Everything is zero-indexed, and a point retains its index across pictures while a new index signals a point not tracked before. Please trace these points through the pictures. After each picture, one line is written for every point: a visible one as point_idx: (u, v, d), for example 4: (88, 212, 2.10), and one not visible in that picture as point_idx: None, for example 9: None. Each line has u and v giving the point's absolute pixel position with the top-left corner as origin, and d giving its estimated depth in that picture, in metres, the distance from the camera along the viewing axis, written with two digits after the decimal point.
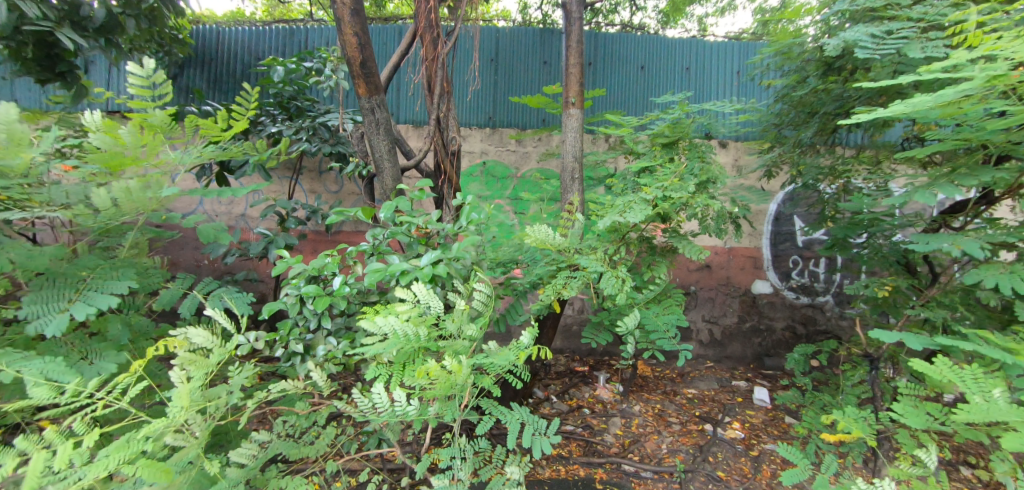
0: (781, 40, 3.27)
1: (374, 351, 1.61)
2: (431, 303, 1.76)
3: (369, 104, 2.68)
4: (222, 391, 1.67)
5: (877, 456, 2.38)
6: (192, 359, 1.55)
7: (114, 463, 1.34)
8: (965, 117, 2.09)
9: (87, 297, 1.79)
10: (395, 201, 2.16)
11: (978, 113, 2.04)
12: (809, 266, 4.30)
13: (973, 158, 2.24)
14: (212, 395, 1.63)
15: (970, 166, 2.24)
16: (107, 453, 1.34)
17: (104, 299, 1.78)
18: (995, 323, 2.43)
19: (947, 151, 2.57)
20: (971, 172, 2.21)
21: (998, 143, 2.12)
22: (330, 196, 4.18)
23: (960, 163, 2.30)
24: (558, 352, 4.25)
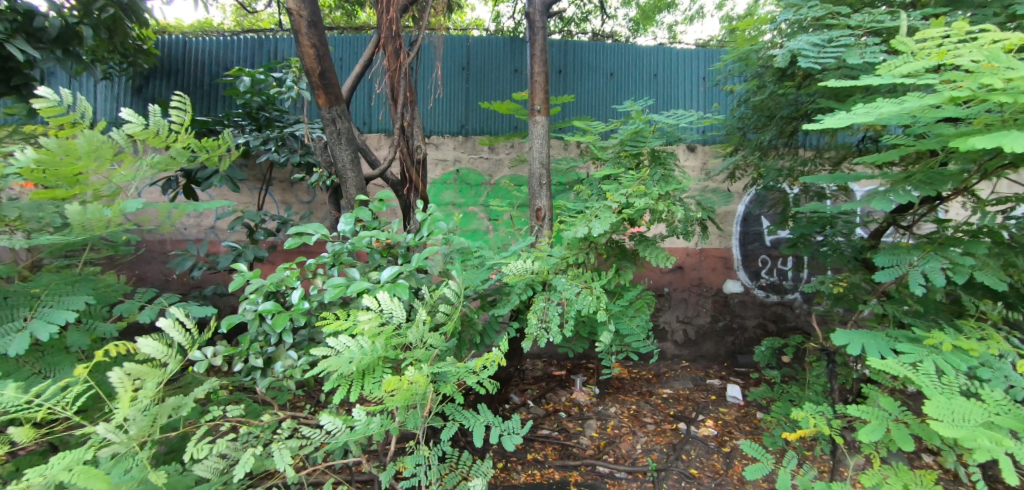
0: (741, 46, 3.39)
1: (333, 359, 1.63)
2: (390, 316, 1.79)
3: (330, 115, 2.67)
4: (177, 401, 1.64)
5: (838, 447, 2.46)
6: (141, 368, 1.52)
7: (59, 475, 1.32)
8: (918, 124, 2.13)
9: (43, 315, 1.74)
10: (355, 212, 2.21)
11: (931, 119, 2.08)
12: (777, 265, 4.42)
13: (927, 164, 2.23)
14: (167, 406, 1.60)
15: (924, 172, 2.23)
16: (50, 461, 1.36)
17: (61, 314, 1.75)
18: (944, 317, 2.54)
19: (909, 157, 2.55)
20: (925, 178, 2.20)
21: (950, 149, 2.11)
22: (302, 207, 4.15)
23: (914, 168, 2.29)
24: (535, 357, 4.28)
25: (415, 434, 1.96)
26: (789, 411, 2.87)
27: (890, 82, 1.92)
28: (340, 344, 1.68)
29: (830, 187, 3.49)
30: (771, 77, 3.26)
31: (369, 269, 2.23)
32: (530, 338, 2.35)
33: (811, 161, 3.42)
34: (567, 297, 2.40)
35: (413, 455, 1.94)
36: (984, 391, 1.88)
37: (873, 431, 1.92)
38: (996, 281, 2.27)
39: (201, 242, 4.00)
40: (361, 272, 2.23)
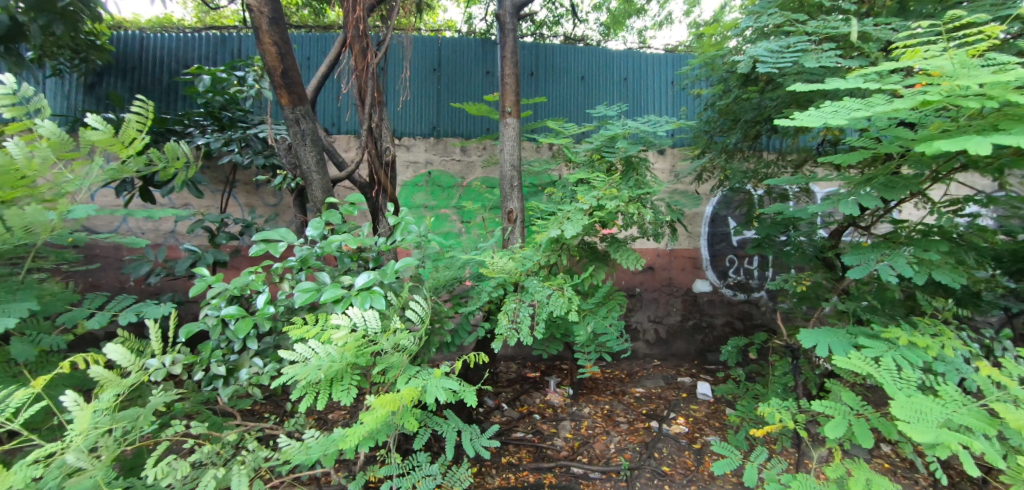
0: (708, 51, 3.48)
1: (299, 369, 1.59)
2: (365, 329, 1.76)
3: (294, 115, 2.62)
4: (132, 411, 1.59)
5: (802, 440, 2.55)
6: (106, 377, 1.53)
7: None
8: (876, 126, 2.21)
9: None
10: (325, 216, 2.22)
11: (888, 123, 2.16)
12: (743, 264, 4.55)
13: (886, 167, 2.32)
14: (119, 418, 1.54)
15: (885, 176, 2.31)
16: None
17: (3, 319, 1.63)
18: (899, 313, 2.66)
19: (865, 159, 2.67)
20: (887, 181, 2.29)
21: (906, 153, 2.20)
22: (268, 210, 4.02)
23: (874, 171, 2.38)
24: (509, 359, 4.27)
25: (389, 440, 2.09)
26: (756, 407, 2.96)
27: (852, 83, 2.00)
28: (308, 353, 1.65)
29: (793, 189, 3.62)
30: (736, 81, 3.38)
31: (338, 273, 2.22)
32: (501, 339, 2.34)
33: (773, 164, 3.55)
34: (540, 300, 2.41)
35: (383, 467, 1.98)
36: (938, 385, 1.97)
37: (838, 425, 1.99)
38: (951, 279, 2.35)
39: (158, 247, 3.82)
40: (330, 276, 2.21)
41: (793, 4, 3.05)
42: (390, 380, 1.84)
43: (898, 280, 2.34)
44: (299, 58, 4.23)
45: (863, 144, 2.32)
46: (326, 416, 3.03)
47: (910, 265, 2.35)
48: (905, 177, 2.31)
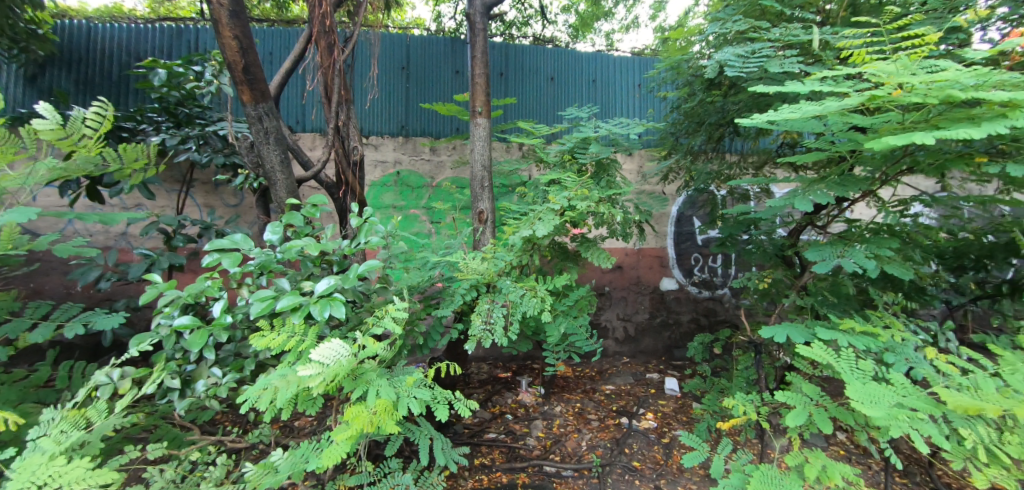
0: (674, 55, 3.57)
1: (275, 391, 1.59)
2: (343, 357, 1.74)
3: (256, 113, 2.53)
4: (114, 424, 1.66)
5: (764, 432, 2.65)
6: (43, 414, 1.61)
7: None
8: (830, 130, 2.32)
9: None
10: (285, 220, 2.17)
11: (841, 127, 2.28)
12: (708, 262, 4.70)
13: (838, 169, 2.44)
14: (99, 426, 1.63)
15: (837, 177, 2.44)
16: None
17: None
18: (852, 308, 2.80)
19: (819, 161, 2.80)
20: (839, 181, 2.41)
21: (857, 155, 2.33)
22: (228, 211, 3.85)
23: (828, 173, 2.50)
24: (480, 360, 4.25)
25: (359, 450, 2.10)
26: (720, 401, 3.07)
27: (809, 88, 2.10)
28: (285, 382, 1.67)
29: (754, 190, 3.76)
30: (700, 85, 3.48)
31: (301, 277, 2.17)
32: (475, 340, 2.34)
33: (735, 165, 3.68)
34: (513, 302, 2.42)
35: (354, 475, 1.98)
36: (889, 374, 2.08)
37: (797, 417, 2.07)
38: (900, 270, 2.49)
39: (108, 251, 3.60)
40: (294, 281, 2.15)
41: (756, 11, 3.17)
42: (360, 386, 1.80)
43: (857, 272, 2.46)
44: (260, 52, 4.06)
45: (817, 146, 2.43)
46: (292, 423, 2.93)
47: (867, 258, 2.49)
48: (856, 178, 2.44)
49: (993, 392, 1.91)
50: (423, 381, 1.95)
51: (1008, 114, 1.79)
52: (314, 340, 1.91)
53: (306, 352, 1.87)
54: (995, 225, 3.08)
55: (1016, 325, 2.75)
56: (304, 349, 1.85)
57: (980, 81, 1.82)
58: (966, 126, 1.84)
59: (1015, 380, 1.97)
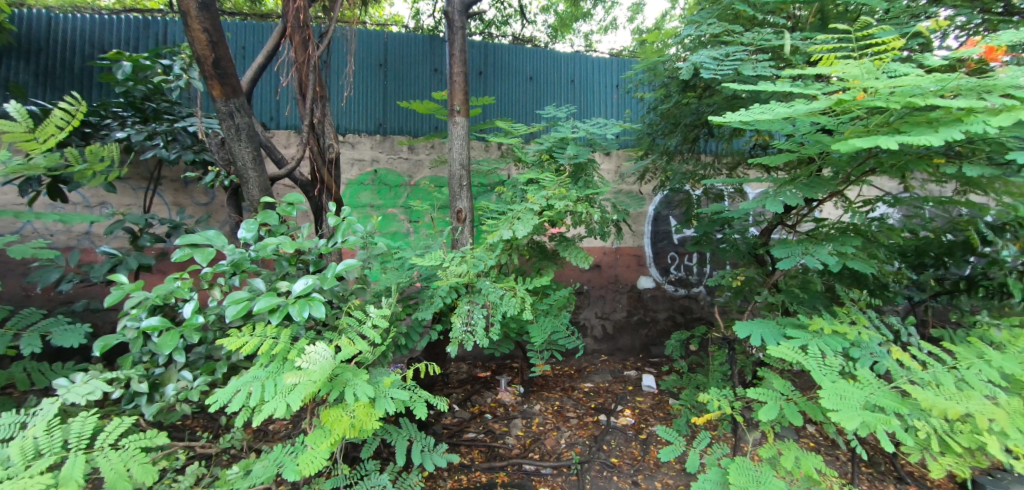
0: (652, 57, 3.62)
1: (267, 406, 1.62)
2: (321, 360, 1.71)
3: (227, 108, 2.47)
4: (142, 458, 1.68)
5: (738, 426, 2.72)
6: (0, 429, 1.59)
7: None
8: (799, 133, 2.40)
9: None
10: (259, 218, 2.12)
11: (810, 129, 2.36)
12: (684, 261, 4.79)
13: (807, 170, 2.53)
14: (127, 461, 1.63)
15: (806, 177, 2.52)
16: None
17: None
18: (821, 304, 2.90)
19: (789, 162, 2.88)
20: (807, 182, 2.50)
21: (824, 157, 2.41)
22: (198, 209, 3.73)
23: (797, 174, 2.58)
24: (459, 359, 4.22)
25: (335, 453, 2.08)
26: (696, 398, 3.13)
27: (779, 90, 2.16)
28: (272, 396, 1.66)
29: (727, 190, 3.84)
30: (676, 87, 3.55)
31: (275, 278, 2.12)
32: (455, 341, 2.35)
33: (710, 166, 3.76)
34: (492, 302, 2.42)
35: (331, 479, 1.96)
36: (856, 369, 2.15)
37: (769, 411, 2.13)
38: (865, 267, 2.59)
39: (70, 251, 3.45)
40: (268, 281, 2.10)
41: (730, 15, 3.26)
42: (337, 389, 1.78)
43: (823, 268, 2.56)
44: (232, 47, 3.91)
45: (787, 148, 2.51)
46: (266, 427, 2.87)
47: (833, 256, 2.59)
48: (823, 179, 2.53)
49: (950, 384, 2.01)
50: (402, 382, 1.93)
51: (964, 117, 1.89)
52: (289, 342, 1.87)
53: (280, 354, 1.83)
54: (952, 225, 3.24)
55: (970, 319, 2.90)
56: (279, 351, 1.82)
57: (939, 87, 1.91)
58: (926, 128, 1.94)
59: (969, 372, 2.07)
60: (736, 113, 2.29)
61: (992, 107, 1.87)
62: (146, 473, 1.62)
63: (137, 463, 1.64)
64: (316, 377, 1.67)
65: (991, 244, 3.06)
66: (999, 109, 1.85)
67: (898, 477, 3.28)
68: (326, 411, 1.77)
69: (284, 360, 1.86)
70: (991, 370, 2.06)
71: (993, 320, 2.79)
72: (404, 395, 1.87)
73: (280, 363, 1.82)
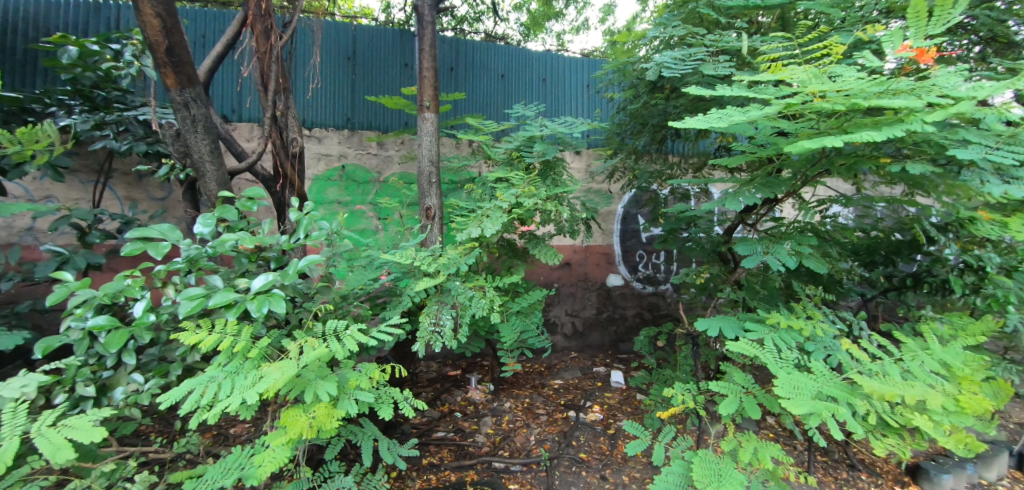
0: (620, 57, 3.68)
1: (223, 406, 1.57)
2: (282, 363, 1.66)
3: (181, 98, 2.38)
4: (85, 424, 1.61)
5: (702, 418, 2.80)
6: None
7: None
8: (758, 134, 2.48)
9: None
10: (217, 212, 2.04)
11: (768, 131, 2.44)
12: (651, 258, 4.90)
13: (765, 170, 2.63)
14: (67, 430, 1.56)
15: (764, 178, 2.62)
16: None
17: None
18: (779, 300, 3.02)
19: (750, 163, 2.98)
20: (766, 182, 2.59)
21: (782, 158, 2.51)
22: (153, 204, 3.54)
23: (756, 174, 2.68)
24: (429, 358, 4.16)
25: (298, 455, 2.03)
26: (662, 393, 3.21)
27: (739, 92, 2.24)
28: (230, 395, 1.61)
29: (693, 190, 3.94)
30: (644, 88, 3.62)
31: (234, 275, 2.04)
32: (423, 341, 2.34)
33: (676, 166, 3.85)
34: (461, 301, 2.41)
35: (293, 482, 1.91)
36: (811, 362, 2.25)
37: (730, 404, 2.21)
38: (818, 265, 2.71)
39: (9, 248, 3.22)
40: (225, 279, 2.02)
41: (695, 19, 3.37)
42: (299, 391, 1.73)
43: (780, 267, 2.66)
44: (190, 35, 3.72)
45: (747, 149, 2.59)
46: (226, 431, 2.76)
47: (789, 255, 2.69)
48: (780, 180, 2.63)
49: (894, 374, 2.13)
50: (367, 382, 1.90)
51: (905, 118, 1.99)
52: (249, 341, 1.81)
53: (240, 353, 1.77)
54: (899, 226, 3.43)
55: (915, 314, 3.08)
56: (238, 350, 1.75)
57: (882, 90, 2.02)
58: (870, 129, 2.04)
59: (912, 364, 2.20)
60: (697, 113, 2.36)
61: (933, 111, 1.98)
62: (84, 435, 1.54)
63: (76, 429, 1.56)
64: (279, 376, 1.62)
65: (933, 243, 3.26)
66: (936, 111, 1.96)
67: (850, 464, 3.46)
68: (284, 411, 1.72)
69: (243, 359, 1.80)
70: (932, 360, 2.20)
71: (935, 314, 2.97)
72: (370, 397, 1.84)
73: (240, 363, 1.76)
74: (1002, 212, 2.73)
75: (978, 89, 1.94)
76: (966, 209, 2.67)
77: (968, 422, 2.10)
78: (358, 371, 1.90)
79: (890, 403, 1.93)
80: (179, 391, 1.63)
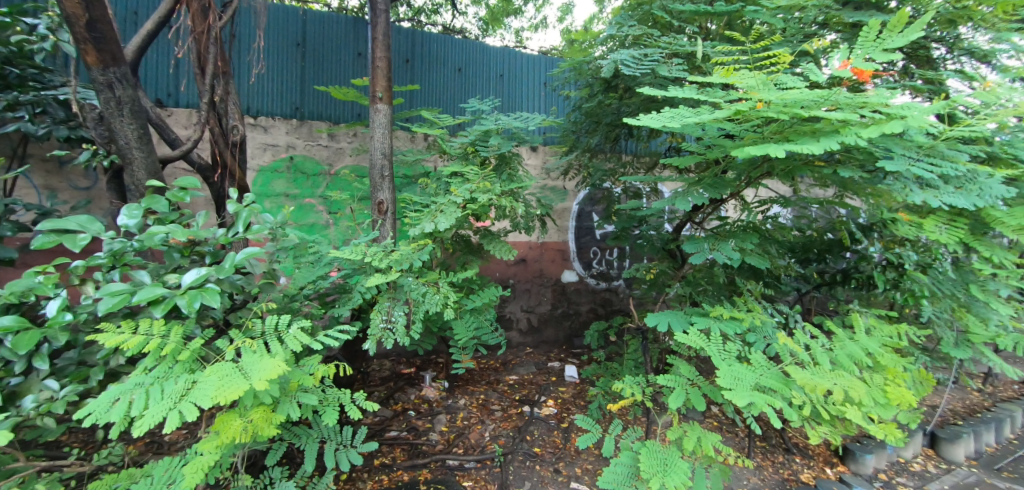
0: (577, 56, 3.73)
1: (153, 416, 1.47)
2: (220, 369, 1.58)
3: (104, 78, 2.20)
4: None
5: (649, 409, 2.90)
6: None
7: None
8: (706, 135, 2.58)
9: None
10: (144, 203, 1.91)
11: (715, 132, 2.55)
12: (605, 255, 5.02)
13: (712, 171, 2.75)
14: None
15: (711, 178, 2.74)
16: None
17: None
18: (722, 296, 3.17)
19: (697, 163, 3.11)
20: (713, 182, 2.70)
21: (726, 159, 2.63)
22: (76, 194, 3.25)
23: (703, 174, 2.80)
24: (382, 356, 4.06)
25: (236, 463, 1.94)
26: (611, 386, 3.32)
27: (689, 93, 2.32)
28: (161, 402, 1.52)
29: (645, 188, 4.06)
30: (599, 87, 3.70)
31: (164, 271, 1.91)
32: (375, 339, 2.27)
33: (629, 164, 3.95)
34: (415, 298, 2.38)
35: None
36: (750, 354, 2.39)
37: (676, 396, 2.29)
38: (759, 261, 2.87)
39: None
40: (154, 275, 1.89)
41: (649, 21, 3.46)
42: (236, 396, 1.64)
43: (724, 263, 2.80)
44: (119, 10, 3.41)
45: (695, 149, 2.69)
46: (158, 439, 2.57)
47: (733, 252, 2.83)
48: (725, 180, 2.75)
49: (823, 365, 2.29)
50: (313, 384, 1.84)
51: (840, 130, 2.14)
52: (180, 342, 1.69)
53: (169, 356, 1.65)
54: (830, 226, 3.70)
55: (842, 307, 3.33)
56: (169, 352, 1.63)
57: (819, 98, 2.15)
58: (810, 138, 2.18)
59: (838, 355, 2.38)
60: (649, 113, 2.42)
61: (862, 121, 2.14)
62: None
63: None
64: (214, 382, 1.53)
65: (859, 243, 3.52)
66: (866, 123, 2.12)
67: (786, 448, 3.70)
68: (218, 416, 1.63)
69: (174, 362, 1.68)
70: (856, 351, 2.38)
71: (860, 308, 3.22)
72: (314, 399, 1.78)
73: (169, 366, 1.65)
74: (918, 214, 2.99)
75: (903, 107, 2.14)
76: (888, 211, 2.90)
77: (886, 407, 2.29)
78: (303, 373, 1.83)
79: (819, 392, 2.08)
80: (97, 399, 1.51)
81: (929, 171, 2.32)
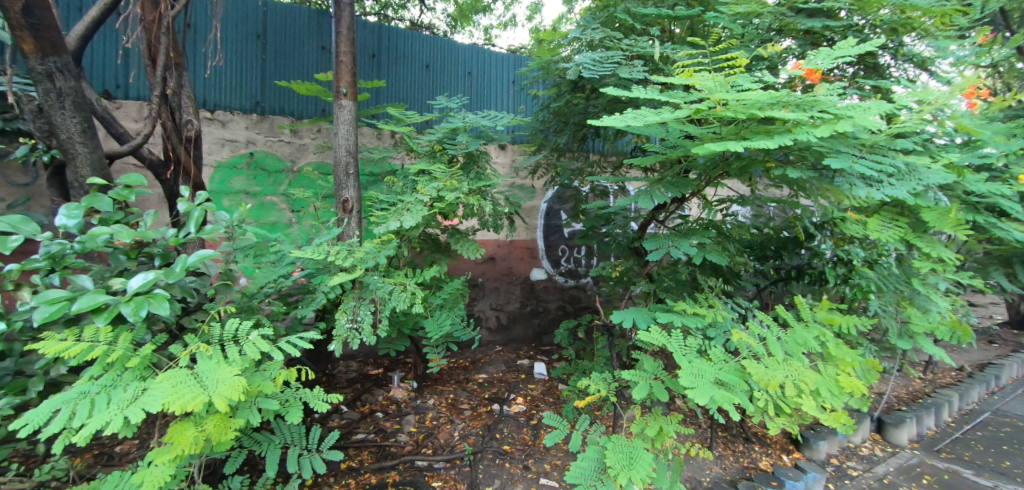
0: (544, 55, 3.76)
1: (97, 426, 1.39)
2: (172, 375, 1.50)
3: (43, 68, 2.06)
4: None
5: (615, 404, 2.97)
6: None
7: None
8: (668, 136, 2.66)
9: None
10: (85, 202, 1.80)
11: (676, 133, 2.63)
12: (573, 253, 5.09)
13: (673, 171, 2.83)
14: None
15: (672, 178, 2.83)
16: None
17: None
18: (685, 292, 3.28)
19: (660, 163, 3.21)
20: (674, 182, 2.79)
21: (687, 160, 2.72)
22: (13, 192, 3.01)
23: (665, 174, 2.88)
24: (348, 358, 3.98)
25: (192, 473, 1.86)
26: (579, 382, 3.37)
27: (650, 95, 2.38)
28: (105, 412, 1.43)
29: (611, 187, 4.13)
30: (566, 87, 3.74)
31: (110, 274, 1.81)
32: (340, 340, 2.23)
33: (595, 164, 4.03)
34: (381, 298, 2.34)
35: None
36: (710, 348, 2.48)
37: (641, 390, 2.35)
38: (718, 258, 2.97)
39: None
40: (98, 279, 1.78)
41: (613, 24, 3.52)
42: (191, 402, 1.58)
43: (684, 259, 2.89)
44: None
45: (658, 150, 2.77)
46: (107, 450, 2.43)
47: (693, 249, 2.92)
48: (686, 180, 2.84)
49: (778, 357, 2.40)
50: (273, 388, 1.78)
51: (792, 130, 2.25)
52: (128, 349, 1.61)
53: (117, 364, 1.57)
54: (784, 224, 3.87)
55: None
56: (115, 360, 1.55)
57: (773, 101, 2.25)
58: (765, 137, 2.28)
59: (792, 348, 2.50)
60: (613, 114, 2.46)
61: (812, 123, 2.25)
62: None
63: None
64: (166, 389, 1.47)
65: (811, 240, 3.71)
66: (816, 125, 2.23)
67: (745, 438, 3.86)
68: (172, 425, 1.56)
69: (121, 370, 1.60)
70: (808, 344, 2.51)
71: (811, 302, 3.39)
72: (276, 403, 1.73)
73: (116, 374, 1.57)
74: (863, 214, 3.18)
75: (849, 111, 2.26)
76: (837, 210, 3.06)
77: (836, 396, 2.42)
78: (264, 377, 1.78)
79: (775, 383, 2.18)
80: (33, 413, 1.41)
81: (872, 170, 2.46)
